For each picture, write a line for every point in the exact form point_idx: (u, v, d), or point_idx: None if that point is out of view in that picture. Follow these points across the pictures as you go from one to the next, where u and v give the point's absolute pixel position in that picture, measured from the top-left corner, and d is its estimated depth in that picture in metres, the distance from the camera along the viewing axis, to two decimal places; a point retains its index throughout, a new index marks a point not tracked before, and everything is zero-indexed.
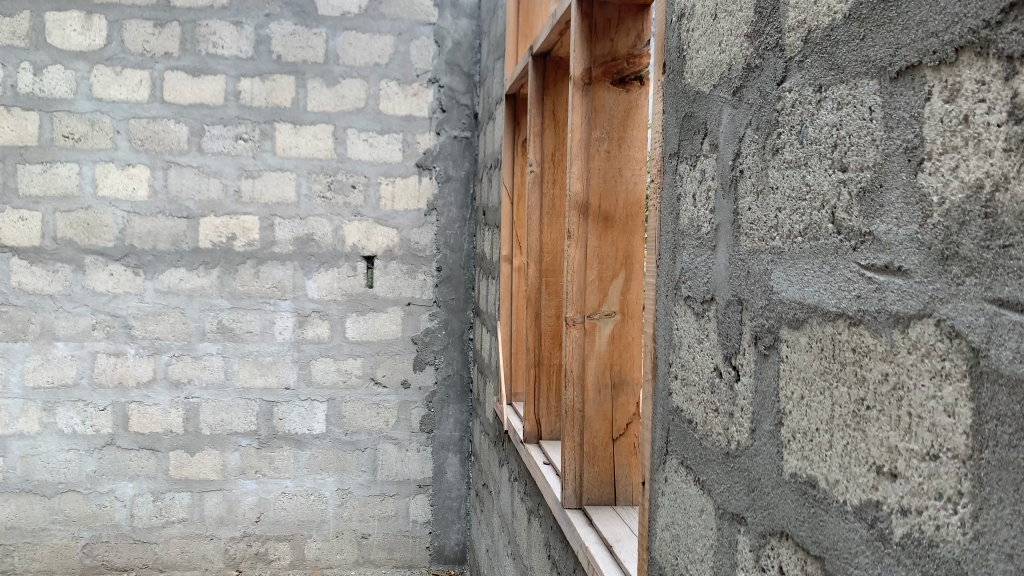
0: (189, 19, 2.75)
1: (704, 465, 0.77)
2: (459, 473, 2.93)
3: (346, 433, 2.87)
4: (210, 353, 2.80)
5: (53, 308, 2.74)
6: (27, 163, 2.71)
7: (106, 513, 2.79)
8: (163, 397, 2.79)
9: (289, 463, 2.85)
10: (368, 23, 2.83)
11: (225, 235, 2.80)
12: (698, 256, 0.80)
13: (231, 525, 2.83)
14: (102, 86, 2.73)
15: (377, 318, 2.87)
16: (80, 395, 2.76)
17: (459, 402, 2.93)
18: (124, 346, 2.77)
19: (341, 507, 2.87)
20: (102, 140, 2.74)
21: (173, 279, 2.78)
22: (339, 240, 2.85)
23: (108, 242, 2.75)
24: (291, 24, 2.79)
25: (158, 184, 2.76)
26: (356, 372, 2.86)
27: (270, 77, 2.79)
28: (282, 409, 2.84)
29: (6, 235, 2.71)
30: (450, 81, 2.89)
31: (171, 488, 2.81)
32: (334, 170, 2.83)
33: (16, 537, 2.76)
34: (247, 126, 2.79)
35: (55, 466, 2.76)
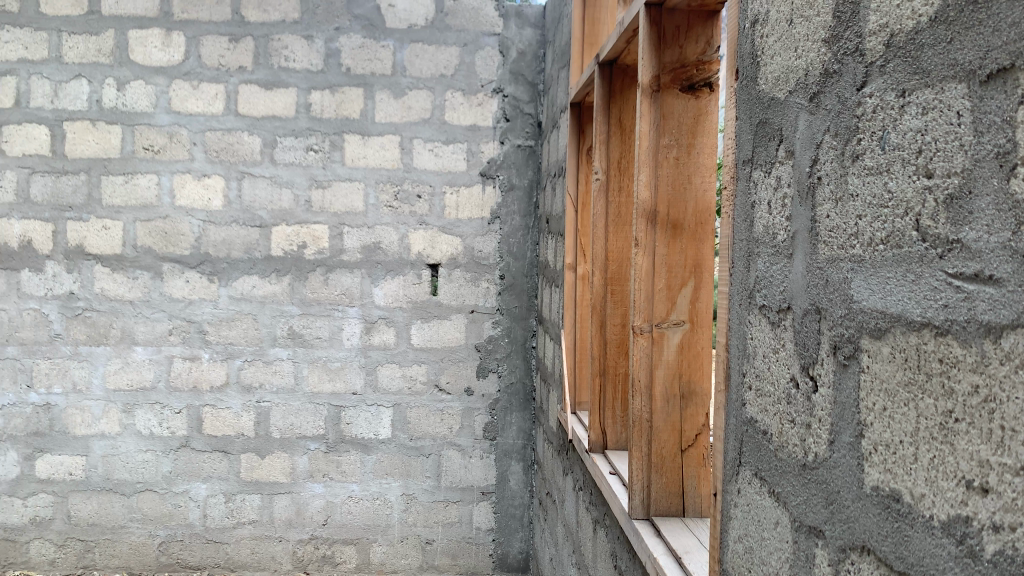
0: (262, 33, 2.83)
1: (780, 477, 0.76)
2: (522, 481, 2.94)
3: (411, 438, 2.90)
4: (281, 358, 2.87)
5: (133, 313, 2.85)
6: (110, 174, 2.83)
7: (180, 513, 2.88)
8: (235, 401, 2.87)
9: (355, 467, 2.89)
10: (434, 34, 2.87)
11: (296, 243, 2.87)
12: (774, 265, 0.79)
13: (299, 527, 2.89)
14: (180, 99, 2.83)
15: (441, 326, 2.90)
16: (158, 398, 2.86)
17: (522, 410, 2.94)
18: (199, 351, 2.86)
19: (405, 512, 2.91)
20: (179, 152, 2.84)
21: (246, 285, 2.86)
22: (405, 248, 2.89)
23: (185, 250, 2.85)
24: (360, 37, 2.85)
25: (233, 194, 2.85)
26: (421, 378, 2.90)
27: (340, 89, 2.86)
28: (349, 414, 2.89)
29: (90, 244, 2.84)
30: (514, 91, 2.91)
31: (243, 490, 2.88)
32: (400, 179, 2.88)
33: (97, 534, 2.88)
34: (317, 138, 2.86)
35: (134, 466, 2.87)
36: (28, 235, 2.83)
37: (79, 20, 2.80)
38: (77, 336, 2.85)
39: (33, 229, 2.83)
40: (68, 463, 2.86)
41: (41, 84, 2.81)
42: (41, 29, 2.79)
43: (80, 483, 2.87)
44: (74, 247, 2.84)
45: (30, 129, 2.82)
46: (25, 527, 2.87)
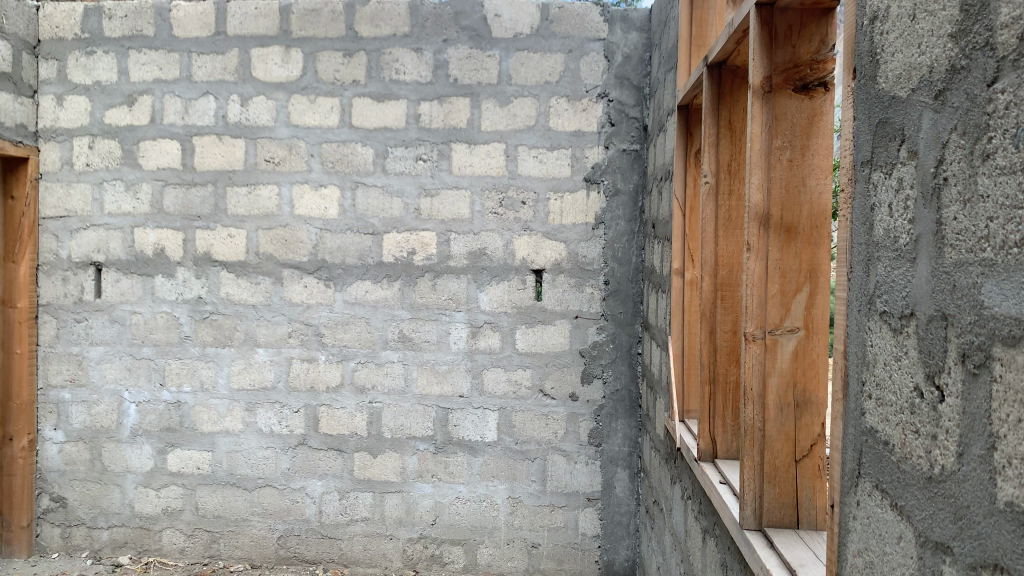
0: (374, 47, 2.93)
1: (904, 490, 0.73)
2: (628, 488, 2.92)
3: (516, 442, 2.93)
4: (392, 360, 2.96)
5: (255, 317, 3.00)
6: (235, 185, 3.00)
7: (298, 508, 3.01)
8: (349, 401, 2.98)
9: (463, 469, 2.95)
10: (539, 42, 2.90)
11: (406, 249, 2.95)
12: (895, 269, 0.76)
13: (409, 526, 2.97)
14: (299, 113, 2.97)
15: (545, 331, 2.92)
16: (277, 397, 3.00)
17: (628, 417, 2.92)
18: (316, 353, 2.99)
19: (512, 515, 2.94)
20: (297, 163, 2.98)
21: (359, 290, 2.97)
22: (509, 254, 2.92)
23: (303, 256, 2.98)
24: (467, 48, 2.91)
25: (347, 203, 2.96)
26: (526, 383, 2.92)
27: (447, 99, 2.93)
28: (456, 416, 2.94)
29: (217, 251, 3.01)
30: (619, 95, 2.90)
31: (356, 487, 2.98)
32: (505, 186, 2.92)
33: (222, 525, 3.04)
34: (426, 147, 2.94)
35: (255, 462, 3.02)
36: (161, 243, 3.03)
37: (207, 41, 2.98)
38: (205, 338, 3.02)
39: (166, 237, 3.03)
40: (196, 458, 3.04)
41: (173, 102, 3.01)
42: (173, 51, 2.99)
43: (207, 476, 3.04)
44: (202, 254, 3.02)
45: (163, 144, 3.02)
46: (158, 516, 3.07)
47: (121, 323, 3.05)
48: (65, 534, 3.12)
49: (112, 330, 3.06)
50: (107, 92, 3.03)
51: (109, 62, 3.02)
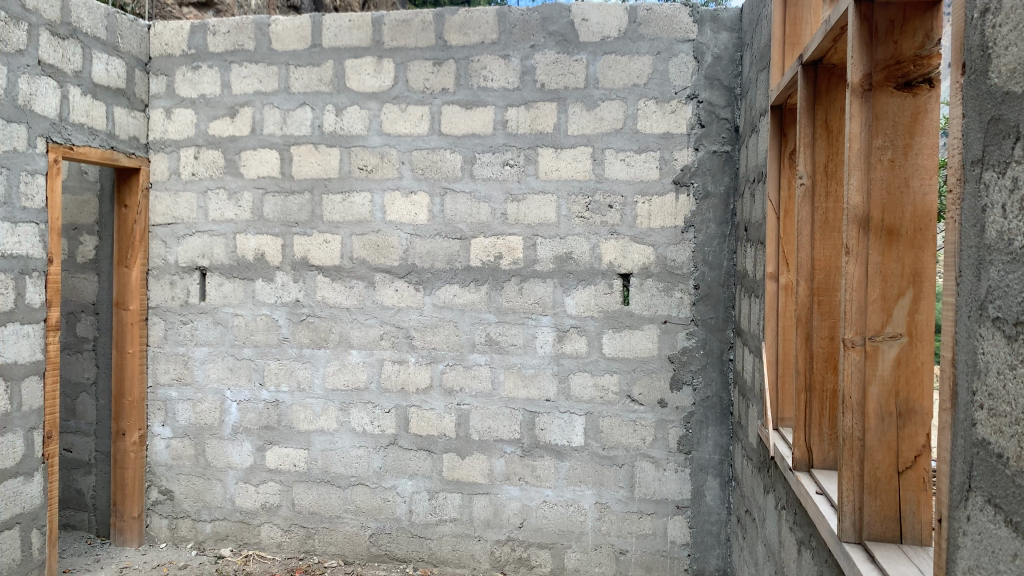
0: (463, 56, 2.99)
1: (1020, 505, 0.70)
2: (719, 497, 2.86)
3: (604, 448, 2.91)
4: (479, 363, 3.00)
5: (349, 319, 3.09)
6: (330, 193, 3.10)
7: (389, 507, 3.08)
8: (439, 403, 3.02)
9: (550, 473, 2.95)
10: (627, 45, 2.88)
11: (493, 254, 2.98)
12: (1009, 274, 0.72)
13: (497, 528, 2.99)
14: (391, 122, 3.04)
15: (633, 336, 2.89)
16: (370, 397, 3.08)
17: (718, 424, 2.86)
18: (406, 355, 3.05)
19: (599, 520, 2.92)
20: (389, 171, 3.05)
21: (448, 294, 3.01)
22: (596, 259, 2.91)
23: (393, 261, 3.05)
24: (554, 53, 2.93)
25: (437, 209, 3.02)
26: (613, 388, 2.90)
27: (535, 104, 2.94)
28: (543, 420, 2.95)
29: (314, 256, 3.11)
30: (709, 96, 2.85)
31: (445, 488, 3.03)
32: (592, 190, 2.91)
33: (318, 522, 3.14)
34: (513, 153, 2.96)
35: (349, 460, 3.10)
36: (261, 249, 3.15)
37: (303, 54, 3.09)
38: (301, 339, 3.13)
39: (266, 243, 3.15)
40: (293, 455, 3.15)
41: (272, 113, 3.13)
42: (272, 64, 3.12)
43: (303, 474, 3.14)
44: (299, 259, 3.12)
45: (263, 154, 3.14)
46: (257, 511, 3.19)
47: (224, 325, 3.19)
48: (172, 525, 3.28)
49: (215, 331, 3.20)
50: (211, 105, 3.18)
51: (213, 76, 3.17)
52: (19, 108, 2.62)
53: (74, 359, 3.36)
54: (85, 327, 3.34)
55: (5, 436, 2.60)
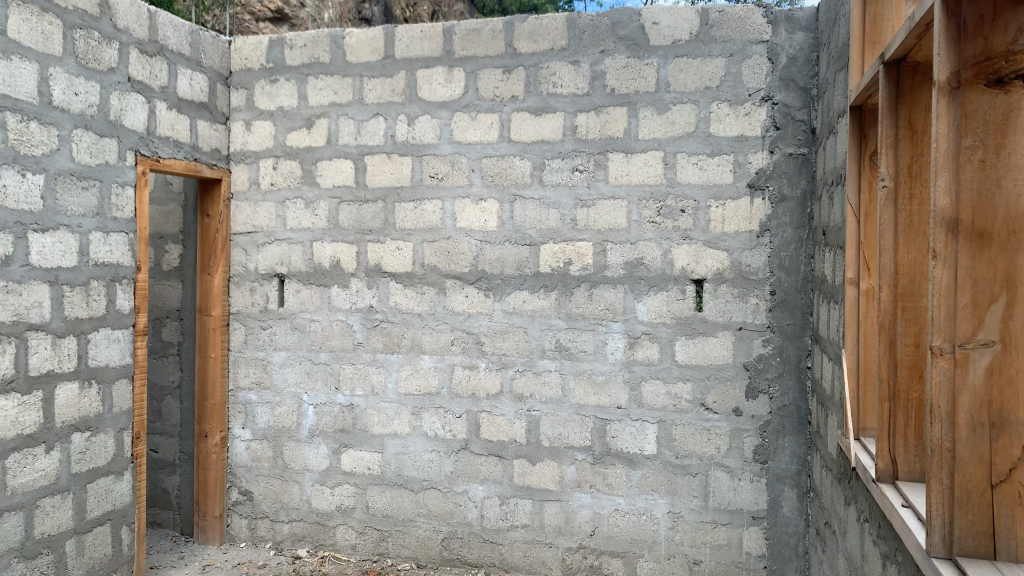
0: (532, 63, 3.00)
1: None
2: (797, 508, 2.78)
3: (677, 456, 2.87)
4: (549, 370, 2.99)
5: (421, 325, 3.13)
6: (402, 201, 3.15)
7: (461, 512, 3.10)
8: (509, 408, 3.03)
9: (622, 481, 2.93)
10: (699, 47, 2.85)
11: (563, 260, 2.98)
12: None
13: (569, 535, 2.98)
14: (461, 130, 3.08)
15: (707, 343, 2.85)
16: (441, 402, 3.11)
17: (796, 434, 2.78)
18: (477, 361, 3.07)
19: (672, 530, 2.88)
20: (460, 178, 3.08)
21: (517, 300, 3.02)
22: (668, 264, 2.88)
23: (464, 267, 3.08)
24: (625, 57, 2.91)
25: (506, 215, 3.04)
26: (686, 396, 2.86)
27: (605, 109, 2.93)
28: (614, 427, 2.93)
29: (387, 263, 3.16)
30: (784, 98, 2.79)
31: (515, 494, 3.03)
32: (663, 195, 2.88)
33: (391, 525, 3.19)
34: (583, 158, 2.96)
35: (421, 465, 3.14)
36: (337, 256, 3.22)
37: (377, 65, 3.16)
38: (375, 345, 3.18)
39: (341, 250, 3.22)
40: (367, 459, 3.20)
41: (347, 124, 3.20)
42: (347, 75, 3.19)
43: (377, 477, 3.19)
44: (373, 266, 3.18)
45: (339, 164, 3.22)
46: (333, 513, 3.26)
47: (301, 331, 3.28)
48: (252, 525, 3.38)
49: (293, 336, 3.29)
50: (289, 116, 3.28)
51: (290, 89, 3.27)
52: (111, 123, 2.75)
53: (160, 362, 3.51)
54: (170, 332, 3.48)
55: (98, 436, 2.72)
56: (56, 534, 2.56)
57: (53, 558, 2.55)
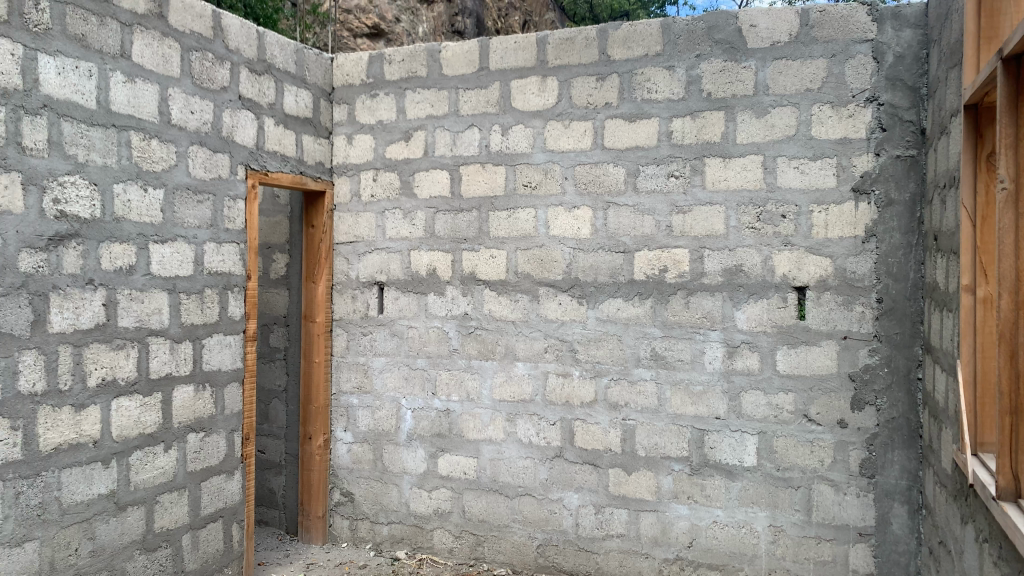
0: (627, 69, 2.99)
1: None
2: (907, 526, 2.66)
3: (778, 469, 2.80)
4: (645, 379, 2.97)
5: (515, 332, 3.16)
6: (496, 210, 3.19)
7: (556, 519, 3.10)
8: (604, 417, 3.02)
9: (720, 492, 2.87)
10: (799, 49, 2.78)
11: (658, 267, 2.95)
12: None
13: (665, 547, 2.94)
14: (554, 138, 3.10)
15: (810, 352, 2.76)
16: (535, 409, 3.12)
17: (906, 448, 2.66)
18: (570, 369, 3.07)
19: (774, 544, 2.80)
20: (553, 187, 3.10)
21: (612, 308, 3.01)
22: (769, 271, 2.81)
23: (557, 275, 3.09)
24: (721, 61, 2.87)
25: (600, 222, 3.03)
26: (788, 407, 2.79)
27: (702, 114, 2.89)
28: (713, 438, 2.88)
29: (481, 271, 3.21)
30: (891, 98, 2.69)
31: (611, 503, 3.01)
32: (763, 201, 2.82)
33: (487, 529, 3.22)
34: (678, 164, 2.92)
35: (516, 471, 3.16)
36: (433, 265, 3.29)
37: (472, 77, 3.22)
38: (470, 351, 3.23)
39: (438, 259, 3.28)
40: (463, 463, 3.25)
41: (443, 135, 3.27)
42: (443, 88, 3.27)
43: (472, 482, 3.24)
44: (468, 274, 3.23)
45: (435, 174, 3.29)
46: (430, 516, 3.32)
47: (399, 337, 3.36)
48: (353, 526, 3.48)
49: (392, 342, 3.37)
50: (388, 129, 3.38)
51: (389, 103, 3.37)
52: (224, 139, 2.90)
53: (269, 367, 3.68)
54: (277, 338, 3.65)
55: (212, 436, 2.86)
56: (174, 528, 2.70)
57: (171, 551, 2.69)
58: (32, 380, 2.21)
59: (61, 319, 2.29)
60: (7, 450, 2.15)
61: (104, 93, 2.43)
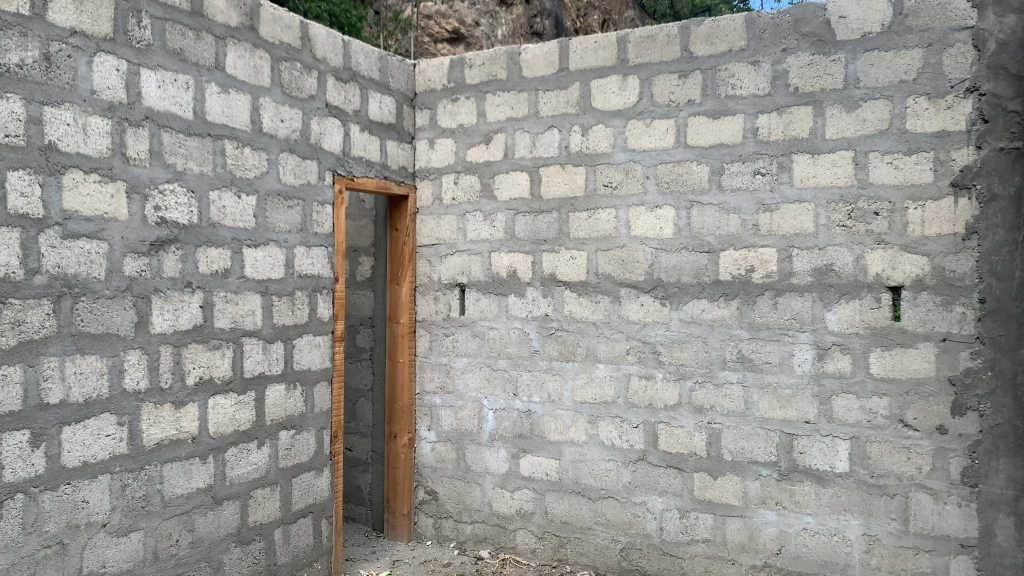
0: (709, 66, 2.94)
1: None
2: (1014, 538, 2.51)
3: (872, 475, 2.70)
4: (731, 382, 2.91)
5: (596, 334, 3.14)
6: (577, 211, 3.18)
7: (639, 523, 3.07)
8: (688, 420, 2.98)
9: (811, 499, 2.78)
10: (893, 39, 2.68)
11: (744, 267, 2.89)
12: None
13: (753, 553, 2.88)
14: (635, 137, 3.07)
15: (905, 355, 2.65)
16: (618, 411, 3.10)
17: (1012, 456, 2.52)
18: (653, 371, 3.04)
19: (868, 553, 2.71)
20: (635, 186, 3.07)
21: (696, 309, 2.97)
22: (861, 271, 2.71)
23: (640, 276, 3.06)
24: (809, 54, 2.79)
25: (683, 222, 2.99)
26: (882, 412, 2.68)
27: (788, 109, 2.82)
28: (802, 443, 2.79)
29: (561, 272, 3.21)
30: (993, 87, 2.55)
31: (696, 508, 2.97)
32: (855, 197, 2.73)
33: (570, 531, 3.21)
34: (765, 161, 2.85)
35: (599, 473, 3.14)
36: (514, 266, 3.31)
37: (552, 78, 3.23)
38: (551, 353, 3.23)
39: (518, 260, 3.30)
40: (545, 465, 3.25)
41: (523, 137, 3.28)
42: (523, 90, 3.28)
43: (555, 484, 3.24)
44: (548, 275, 3.24)
45: (515, 176, 3.30)
46: (513, 517, 3.34)
47: (481, 338, 3.39)
48: (437, 525, 3.53)
49: (473, 343, 3.41)
50: (469, 133, 3.41)
51: (470, 106, 3.40)
52: (312, 146, 2.99)
53: (356, 367, 3.77)
54: (363, 338, 3.73)
55: (302, 434, 2.95)
56: (267, 523, 2.80)
57: (265, 544, 2.79)
58: (136, 378, 2.32)
59: (162, 320, 2.40)
60: (114, 444, 2.26)
61: (201, 103, 2.54)
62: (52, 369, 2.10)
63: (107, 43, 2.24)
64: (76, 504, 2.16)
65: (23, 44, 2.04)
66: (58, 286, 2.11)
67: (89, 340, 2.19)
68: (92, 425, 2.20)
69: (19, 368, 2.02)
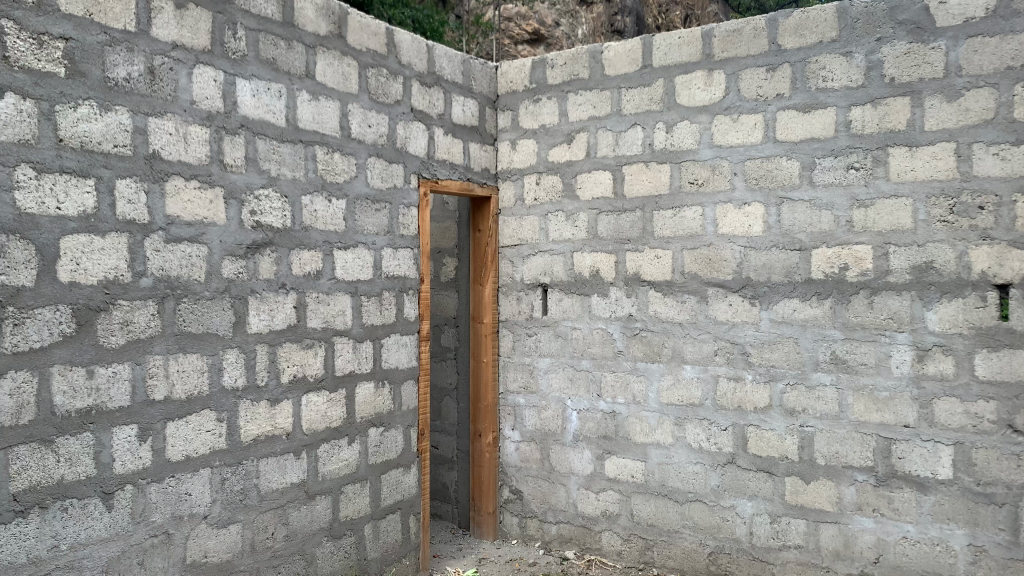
0: (799, 58, 2.86)
1: None
2: None
3: (978, 483, 2.57)
4: (825, 384, 2.82)
5: (682, 334, 3.09)
6: (661, 209, 3.14)
7: (728, 527, 3.01)
8: (779, 423, 2.90)
9: (911, 506, 2.67)
10: (999, 24, 2.54)
11: (838, 265, 2.79)
12: None
13: (849, 561, 2.78)
14: (722, 133, 3.01)
15: (1014, 357, 2.51)
16: (705, 413, 3.05)
17: None
18: (743, 372, 2.97)
19: (974, 565, 2.58)
20: (722, 183, 3.01)
21: (787, 309, 2.88)
22: (964, 268, 2.59)
23: (727, 275, 3.00)
24: (906, 43, 2.68)
25: (772, 219, 2.91)
26: (989, 417, 2.55)
27: (884, 101, 2.71)
28: (901, 448, 2.68)
29: (646, 271, 3.17)
30: None
31: (788, 512, 2.88)
32: (956, 191, 2.60)
33: (656, 534, 3.17)
34: (859, 156, 2.75)
35: (686, 476, 3.09)
36: (597, 265, 3.29)
37: (635, 75, 3.19)
38: (636, 353, 3.20)
39: (601, 260, 3.28)
40: (630, 466, 3.22)
41: (606, 135, 3.26)
42: (605, 88, 3.26)
43: (641, 485, 3.20)
44: (632, 275, 3.20)
45: (598, 175, 3.29)
46: (599, 518, 3.32)
47: (564, 338, 3.38)
48: (522, 524, 3.54)
49: (557, 343, 3.41)
50: (551, 133, 3.41)
51: (552, 106, 3.40)
52: (398, 150, 3.04)
53: (441, 366, 3.82)
54: (448, 338, 3.79)
55: (390, 431, 3.02)
56: (357, 518, 2.87)
57: (355, 539, 2.86)
58: (234, 376, 2.42)
59: (258, 321, 2.49)
60: (214, 439, 2.36)
61: (292, 111, 2.62)
62: (157, 367, 2.21)
63: (205, 55, 2.34)
64: (180, 495, 2.27)
65: (130, 58, 2.15)
66: (162, 287, 2.22)
67: (190, 339, 2.30)
68: (193, 421, 2.30)
69: (128, 366, 2.13)
